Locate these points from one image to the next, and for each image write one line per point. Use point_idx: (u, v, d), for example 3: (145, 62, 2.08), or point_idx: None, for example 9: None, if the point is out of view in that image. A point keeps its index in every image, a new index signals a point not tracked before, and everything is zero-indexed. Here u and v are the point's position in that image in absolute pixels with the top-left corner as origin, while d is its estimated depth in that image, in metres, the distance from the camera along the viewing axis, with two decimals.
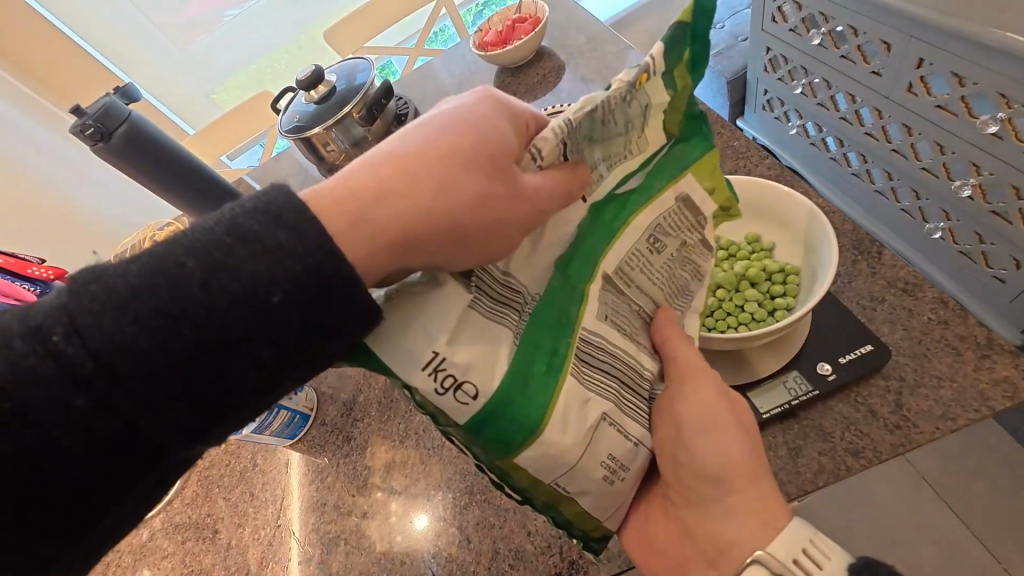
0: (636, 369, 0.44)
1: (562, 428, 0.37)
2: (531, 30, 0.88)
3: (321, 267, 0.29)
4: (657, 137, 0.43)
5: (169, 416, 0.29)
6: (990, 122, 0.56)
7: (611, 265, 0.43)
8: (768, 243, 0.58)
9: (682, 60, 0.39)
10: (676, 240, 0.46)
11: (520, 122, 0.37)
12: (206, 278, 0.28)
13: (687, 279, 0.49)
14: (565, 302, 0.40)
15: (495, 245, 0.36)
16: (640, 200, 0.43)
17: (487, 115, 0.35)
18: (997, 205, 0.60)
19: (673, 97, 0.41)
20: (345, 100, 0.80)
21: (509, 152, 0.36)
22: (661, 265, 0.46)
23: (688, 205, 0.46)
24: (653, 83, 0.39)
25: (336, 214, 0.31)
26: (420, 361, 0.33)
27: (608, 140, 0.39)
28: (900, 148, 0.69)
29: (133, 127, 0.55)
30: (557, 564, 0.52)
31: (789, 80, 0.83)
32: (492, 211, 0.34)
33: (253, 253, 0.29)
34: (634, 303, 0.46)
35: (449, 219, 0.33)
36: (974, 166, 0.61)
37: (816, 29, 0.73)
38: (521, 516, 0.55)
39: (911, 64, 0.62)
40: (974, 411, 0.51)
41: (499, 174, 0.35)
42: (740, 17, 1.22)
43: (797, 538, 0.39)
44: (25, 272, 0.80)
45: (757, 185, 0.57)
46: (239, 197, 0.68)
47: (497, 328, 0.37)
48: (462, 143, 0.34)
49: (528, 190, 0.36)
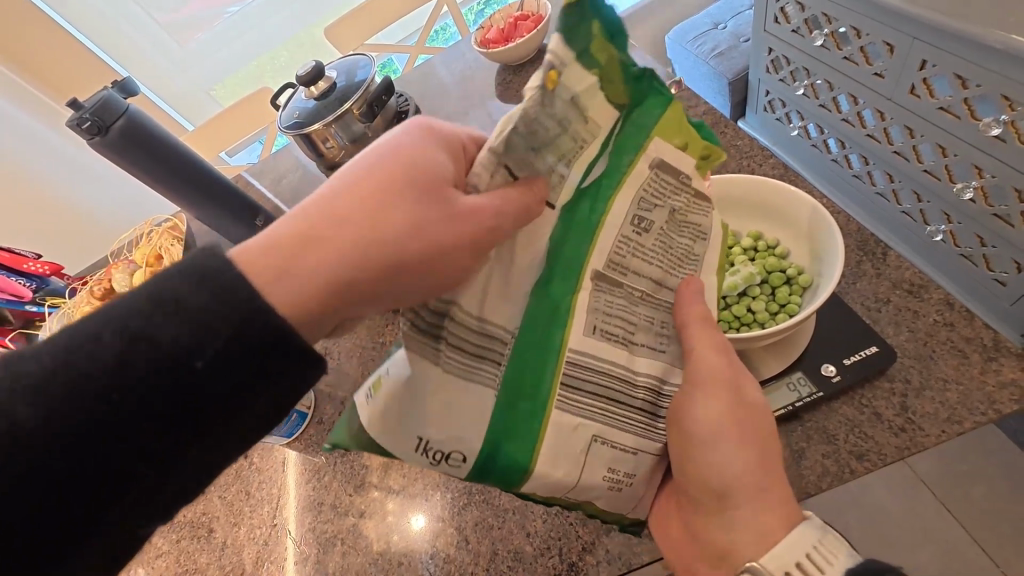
0: (628, 374, 0.42)
1: (555, 460, 0.38)
2: (533, 28, 0.88)
3: (245, 328, 0.30)
4: (603, 113, 0.37)
5: (143, 451, 0.29)
6: (993, 124, 0.56)
7: (600, 262, 0.40)
8: (773, 241, 0.57)
9: (595, 34, 0.34)
10: (664, 209, 0.43)
11: (456, 146, 0.38)
12: (128, 343, 0.28)
13: (687, 243, 0.45)
14: (546, 330, 0.38)
15: (443, 272, 0.36)
16: (613, 180, 0.40)
17: (415, 146, 0.36)
18: (1000, 208, 0.59)
19: (603, 69, 0.36)
20: (345, 96, 0.80)
21: (441, 179, 0.36)
22: (653, 244, 0.43)
23: (664, 166, 0.42)
24: (572, 70, 0.33)
25: (265, 269, 0.32)
26: (412, 445, 0.36)
27: (550, 149, 0.35)
28: (902, 150, 0.69)
29: (129, 122, 0.64)
30: (557, 566, 0.52)
31: (791, 81, 0.83)
32: (432, 234, 0.35)
33: (174, 316, 0.29)
34: (635, 291, 0.42)
35: (383, 254, 0.34)
36: (977, 168, 0.60)
37: (819, 30, 0.73)
38: (520, 516, 0.54)
39: (915, 66, 0.62)
40: (979, 414, 0.50)
41: (433, 204, 0.35)
42: (742, 18, 1.23)
43: (794, 549, 0.38)
44: (21, 267, 0.84)
45: (758, 181, 0.57)
46: (229, 185, 0.77)
47: (471, 388, 0.37)
48: (386, 181, 0.34)
49: (468, 211, 0.35)
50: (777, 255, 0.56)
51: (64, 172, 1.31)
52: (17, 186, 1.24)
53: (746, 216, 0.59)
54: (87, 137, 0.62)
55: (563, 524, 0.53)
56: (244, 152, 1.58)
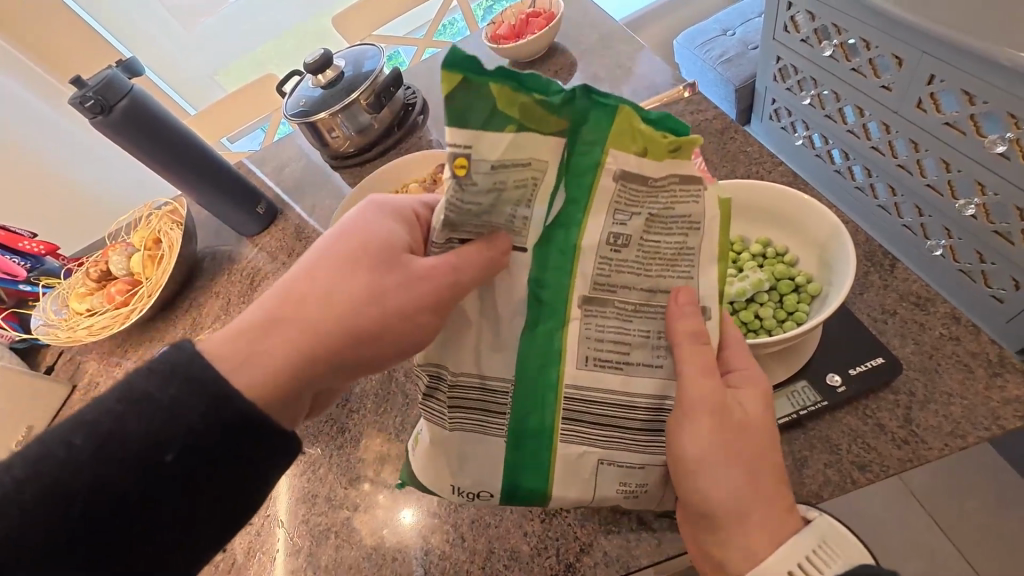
0: (624, 396, 0.40)
1: (568, 484, 0.40)
2: (545, 25, 0.87)
3: (213, 415, 0.32)
4: (543, 153, 0.33)
5: (143, 514, 0.31)
6: (998, 141, 0.57)
7: (584, 288, 0.38)
8: (781, 248, 0.57)
9: (499, 100, 0.30)
10: (641, 216, 0.37)
11: (408, 214, 0.39)
12: (108, 440, 0.31)
13: (679, 243, 0.37)
14: (538, 370, 0.39)
15: (408, 333, 0.37)
16: (580, 201, 0.36)
17: (368, 225, 0.38)
18: (1000, 225, 0.59)
19: (528, 116, 0.31)
20: (352, 86, 0.79)
21: (394, 248, 0.37)
22: (638, 256, 0.38)
23: (630, 172, 0.35)
24: (482, 145, 0.30)
25: (229, 358, 0.34)
26: (449, 492, 0.42)
27: (500, 209, 0.34)
28: (906, 164, 0.69)
29: (133, 102, 0.64)
30: (553, 567, 0.49)
31: (798, 91, 0.83)
32: (388, 299, 0.36)
33: (144, 413, 0.31)
34: (625, 309, 0.39)
35: (343, 325, 0.35)
36: (981, 185, 0.61)
37: (828, 41, 0.73)
38: (519, 516, 0.52)
39: (923, 80, 0.62)
40: (983, 429, 0.50)
41: (389, 271, 0.36)
42: (752, 26, 1.23)
43: (787, 558, 0.35)
44: (16, 246, 0.83)
45: (768, 188, 0.57)
46: (229, 167, 0.76)
47: (483, 441, 0.40)
48: (338, 261, 0.36)
49: (424, 272, 0.36)
50: (785, 262, 0.56)
51: (67, 155, 1.36)
52: (19, 167, 1.29)
53: (757, 223, 0.59)
54: (90, 115, 0.63)
55: (561, 524, 0.50)
56: (246, 139, 1.56)
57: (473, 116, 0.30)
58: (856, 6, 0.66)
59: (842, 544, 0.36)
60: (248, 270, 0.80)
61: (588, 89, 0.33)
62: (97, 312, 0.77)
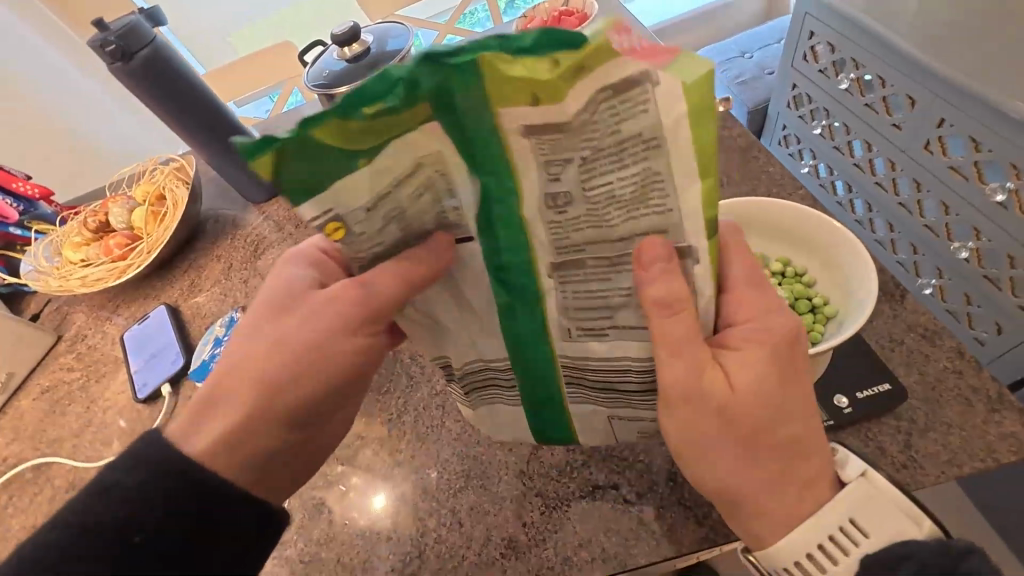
0: (613, 365, 0.39)
1: (586, 428, 0.44)
2: (578, 25, 0.87)
3: (178, 489, 0.34)
4: (420, 143, 0.30)
5: None
6: (997, 190, 0.59)
7: (547, 258, 0.35)
8: (800, 268, 0.56)
9: (336, 150, 0.29)
10: (576, 167, 0.31)
11: (311, 261, 0.43)
12: (78, 531, 0.32)
13: (631, 181, 0.31)
14: (525, 350, 0.39)
15: (339, 357, 0.40)
16: (501, 166, 0.31)
17: (277, 280, 0.42)
18: (991, 271, 0.61)
19: (375, 134, 0.29)
20: (376, 63, 0.78)
21: (303, 292, 0.41)
22: (590, 212, 0.32)
23: (535, 120, 0.29)
24: (346, 188, 0.30)
25: (186, 436, 0.38)
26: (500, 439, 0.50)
27: (414, 212, 0.33)
28: (907, 203, 0.71)
29: (155, 52, 0.63)
30: (551, 560, 0.46)
31: (810, 120, 0.85)
32: (305, 335, 0.40)
33: (111, 499, 0.33)
34: (596, 271, 0.35)
35: (270, 370, 0.39)
36: (976, 231, 0.63)
37: (845, 74, 0.75)
38: (517, 506, 0.48)
39: (932, 123, 0.64)
40: (979, 461, 0.51)
41: (304, 312, 0.40)
42: (767, 52, 1.25)
43: (814, 532, 0.35)
44: (10, 186, 0.80)
45: (796, 208, 0.54)
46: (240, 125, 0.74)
47: (505, 410, 0.45)
48: (256, 323, 0.41)
49: (331, 299, 0.40)
50: (803, 283, 0.55)
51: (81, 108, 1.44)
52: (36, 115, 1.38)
53: (779, 242, 0.57)
54: (110, 61, 0.61)
55: (561, 516, 0.47)
56: (251, 105, 1.53)
57: (338, 192, 0.31)
58: (875, 43, 0.67)
59: (878, 520, 0.34)
60: (252, 237, 0.78)
61: (422, 58, 0.26)
62: (91, 263, 0.75)
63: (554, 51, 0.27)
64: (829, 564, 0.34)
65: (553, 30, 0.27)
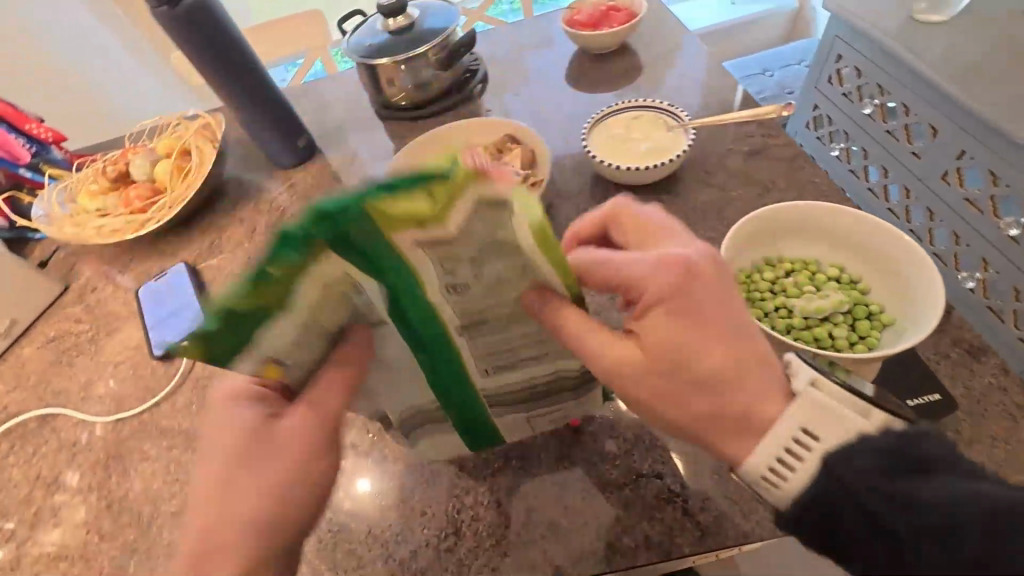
0: (527, 382, 0.42)
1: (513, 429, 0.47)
2: (624, 22, 0.86)
3: None
4: (325, 274, 0.28)
5: None
6: (1012, 225, 0.60)
7: (453, 322, 0.34)
8: (855, 274, 0.53)
9: (249, 317, 0.28)
10: (460, 258, 0.30)
11: (245, 394, 0.37)
12: None
13: (513, 259, 0.31)
14: (457, 395, 0.40)
15: (304, 489, 0.36)
16: (394, 269, 0.29)
17: (218, 426, 0.37)
18: (996, 302, 0.61)
19: (280, 294, 0.27)
20: (422, 38, 0.76)
21: (254, 435, 0.36)
22: (485, 283, 0.32)
23: (423, 234, 0.28)
24: (270, 337, 0.30)
25: None
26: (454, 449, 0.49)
27: (338, 326, 0.33)
28: (917, 231, 0.71)
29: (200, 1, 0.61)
30: (594, 546, 0.44)
31: (827, 142, 0.86)
32: (268, 480, 0.35)
33: None
34: (500, 321, 0.36)
35: (240, 528, 0.34)
36: (983, 262, 0.64)
37: (869, 100, 0.76)
38: (558, 490, 0.47)
39: (951, 155, 0.66)
40: None
41: (264, 459, 0.36)
42: (789, 71, 1.27)
43: (771, 442, 0.33)
44: (22, 126, 0.76)
45: (854, 212, 0.51)
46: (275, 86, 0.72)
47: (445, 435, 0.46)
48: (209, 488, 0.35)
49: (290, 435, 0.36)
50: (858, 290, 0.52)
51: None
52: None
53: (833, 247, 0.54)
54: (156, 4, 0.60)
55: (603, 501, 0.46)
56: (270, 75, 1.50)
57: (273, 341, 0.30)
58: (908, 74, 0.69)
59: (824, 422, 0.32)
60: (277, 202, 0.76)
61: (312, 219, 0.25)
62: (108, 213, 0.72)
63: (428, 184, 0.26)
64: (789, 474, 0.32)
65: (422, 171, 0.26)
